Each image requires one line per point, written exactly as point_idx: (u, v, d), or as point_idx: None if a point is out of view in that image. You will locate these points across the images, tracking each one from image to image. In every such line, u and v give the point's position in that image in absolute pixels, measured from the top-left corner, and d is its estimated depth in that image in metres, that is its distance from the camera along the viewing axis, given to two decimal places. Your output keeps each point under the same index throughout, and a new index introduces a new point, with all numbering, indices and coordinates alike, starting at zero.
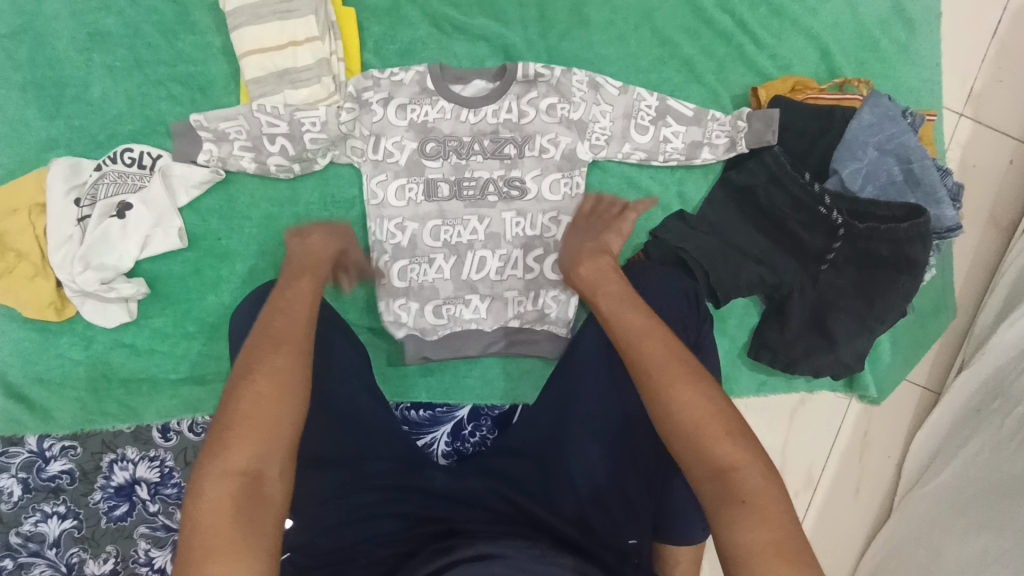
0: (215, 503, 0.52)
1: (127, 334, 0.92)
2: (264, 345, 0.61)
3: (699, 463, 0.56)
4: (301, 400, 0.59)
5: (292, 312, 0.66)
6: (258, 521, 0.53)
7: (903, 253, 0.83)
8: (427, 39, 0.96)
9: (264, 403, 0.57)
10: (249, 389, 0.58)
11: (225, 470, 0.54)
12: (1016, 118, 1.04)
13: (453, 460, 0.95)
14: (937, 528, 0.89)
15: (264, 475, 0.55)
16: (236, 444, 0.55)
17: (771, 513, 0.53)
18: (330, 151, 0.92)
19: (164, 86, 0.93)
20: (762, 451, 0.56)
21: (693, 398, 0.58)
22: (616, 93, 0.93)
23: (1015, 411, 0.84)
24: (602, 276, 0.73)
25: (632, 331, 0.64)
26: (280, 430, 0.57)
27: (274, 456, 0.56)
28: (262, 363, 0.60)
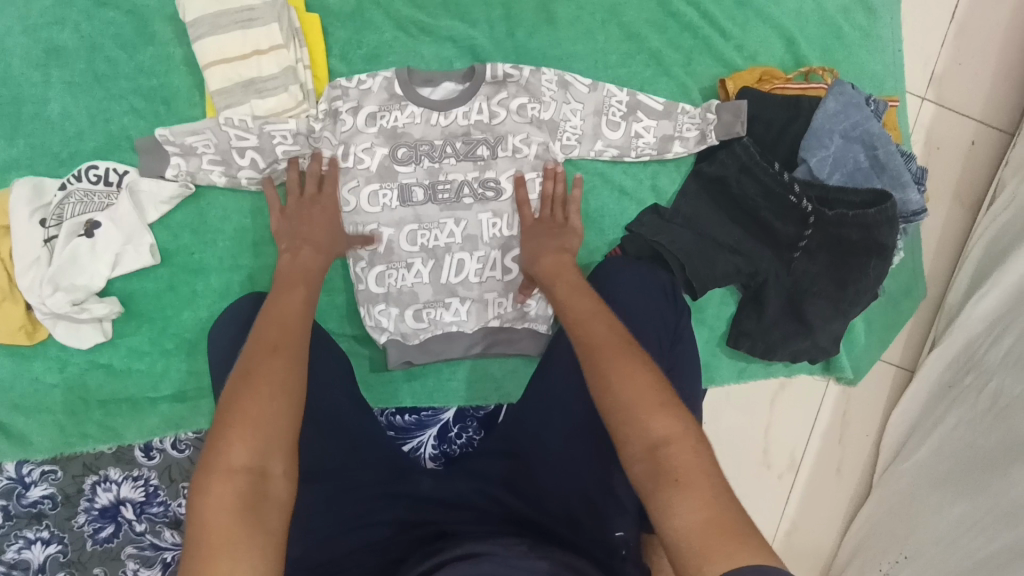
0: (218, 500, 0.52)
1: (103, 354, 0.91)
2: (260, 348, 0.62)
3: (633, 439, 0.59)
4: (297, 399, 0.60)
5: (289, 318, 0.68)
6: (263, 516, 0.52)
7: (873, 238, 0.85)
8: (394, 43, 0.95)
9: (263, 400, 0.57)
10: (245, 388, 0.58)
11: (228, 468, 0.53)
12: (976, 99, 1.06)
13: (441, 463, 0.95)
14: (917, 502, 0.92)
15: (267, 474, 0.55)
16: (236, 441, 0.55)
17: (701, 488, 0.54)
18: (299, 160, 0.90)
19: (127, 100, 0.91)
20: (693, 426, 0.59)
21: (624, 373, 0.62)
22: (586, 91, 0.94)
23: (987, 387, 0.87)
24: (559, 270, 0.81)
25: (582, 323, 0.70)
26: (278, 428, 0.57)
27: (276, 453, 0.56)
28: (257, 364, 0.60)
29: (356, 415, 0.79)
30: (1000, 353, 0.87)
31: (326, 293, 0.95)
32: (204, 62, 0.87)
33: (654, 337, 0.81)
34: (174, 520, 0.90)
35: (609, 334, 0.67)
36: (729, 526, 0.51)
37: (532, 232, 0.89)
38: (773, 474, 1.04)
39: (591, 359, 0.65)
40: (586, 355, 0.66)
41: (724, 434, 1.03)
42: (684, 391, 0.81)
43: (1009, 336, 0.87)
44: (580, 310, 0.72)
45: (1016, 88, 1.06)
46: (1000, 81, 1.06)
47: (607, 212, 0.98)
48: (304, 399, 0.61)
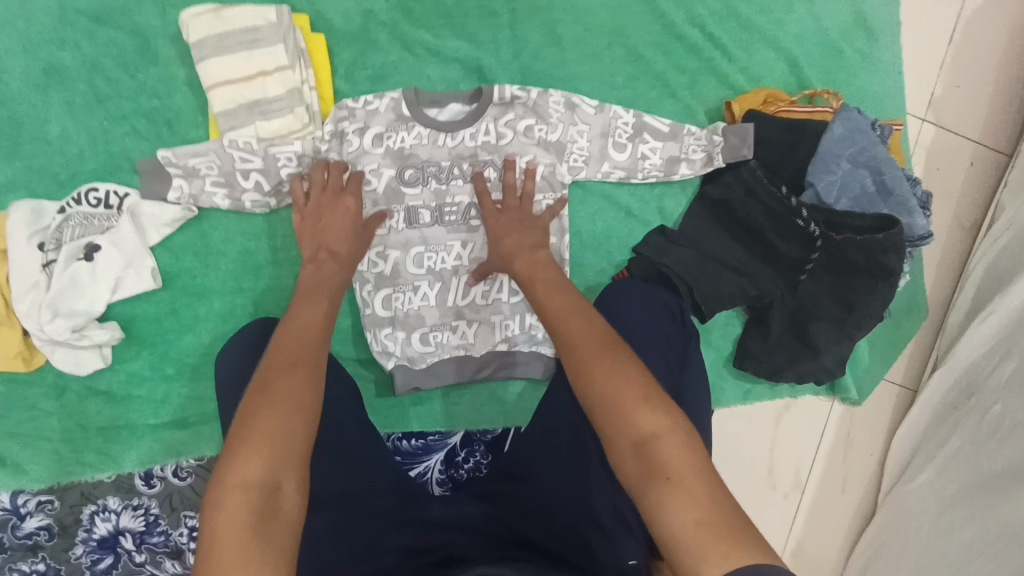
0: (229, 517, 0.50)
1: (102, 380, 0.88)
2: (279, 363, 0.61)
3: (620, 436, 0.62)
4: (311, 414, 0.58)
5: (309, 334, 0.66)
6: (273, 535, 0.50)
7: (878, 261, 0.85)
8: (399, 63, 0.94)
9: (278, 413, 0.56)
10: (259, 402, 0.57)
11: (239, 483, 0.52)
12: (975, 121, 1.08)
13: (448, 487, 0.94)
14: (922, 524, 0.93)
15: (278, 490, 0.52)
16: (248, 455, 0.53)
17: (691, 485, 0.57)
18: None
19: (128, 120, 0.89)
20: (678, 420, 0.62)
21: (609, 371, 0.65)
22: (592, 112, 0.94)
23: (991, 409, 0.88)
24: (534, 269, 0.79)
25: (563, 320, 0.71)
26: (292, 442, 0.55)
27: (291, 468, 0.54)
28: (273, 378, 0.59)
29: (361, 434, 0.79)
30: (1004, 375, 0.88)
31: None
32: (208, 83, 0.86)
33: (663, 361, 0.79)
34: (175, 550, 0.88)
35: (590, 330, 0.69)
36: (724, 525, 0.54)
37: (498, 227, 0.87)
38: (779, 494, 1.05)
39: (572, 358, 0.68)
40: (567, 356, 0.68)
41: (729, 456, 1.03)
42: (694, 414, 0.79)
43: (1011, 359, 0.88)
44: (557, 305, 0.73)
45: (1013, 110, 1.08)
46: (997, 104, 1.08)
47: (613, 234, 0.98)
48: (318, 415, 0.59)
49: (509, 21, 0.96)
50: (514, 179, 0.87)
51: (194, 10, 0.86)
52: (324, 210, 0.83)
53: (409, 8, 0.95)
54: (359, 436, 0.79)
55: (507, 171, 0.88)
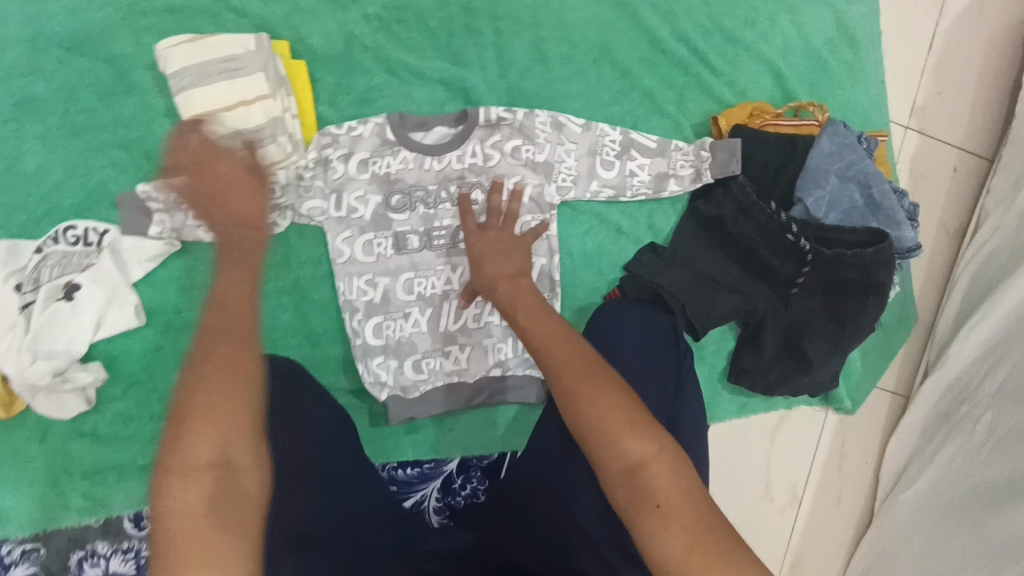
0: (184, 504, 0.49)
1: (87, 421, 0.86)
2: (207, 334, 0.55)
3: (609, 463, 0.62)
4: (257, 385, 0.55)
5: (238, 286, 0.60)
6: (235, 515, 0.50)
7: (872, 278, 0.87)
8: (384, 87, 0.93)
9: (221, 390, 0.52)
10: (192, 376, 0.53)
11: (191, 468, 0.50)
12: (957, 128, 1.09)
13: (445, 516, 0.93)
14: (919, 534, 0.94)
15: (234, 469, 0.51)
16: (195, 436, 0.51)
17: (678, 513, 0.59)
18: (289, 213, 0.88)
19: (105, 153, 0.87)
20: (666, 444, 0.63)
21: (596, 399, 0.64)
22: (579, 130, 0.93)
23: (982, 418, 0.89)
24: (517, 296, 0.77)
25: (547, 343, 0.70)
26: (240, 420, 0.52)
27: (244, 444, 0.52)
28: (202, 349, 0.54)
29: (354, 467, 0.76)
30: (995, 384, 0.89)
31: (322, 345, 0.92)
32: (188, 114, 0.83)
33: (658, 385, 0.80)
34: None
35: (574, 355, 0.68)
36: (708, 549, 0.57)
37: (486, 250, 0.84)
38: (777, 507, 1.05)
39: (558, 387, 0.67)
40: (553, 383, 0.67)
41: (726, 470, 1.03)
42: (692, 437, 0.79)
43: (1002, 369, 0.89)
44: (541, 333, 0.71)
45: (994, 116, 1.09)
46: (978, 110, 1.09)
47: (603, 252, 0.98)
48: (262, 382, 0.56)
49: (494, 41, 0.95)
50: (498, 200, 0.88)
51: (173, 40, 0.84)
52: (218, 182, 0.72)
53: (392, 29, 0.93)
54: (353, 469, 0.76)
55: (492, 193, 0.88)
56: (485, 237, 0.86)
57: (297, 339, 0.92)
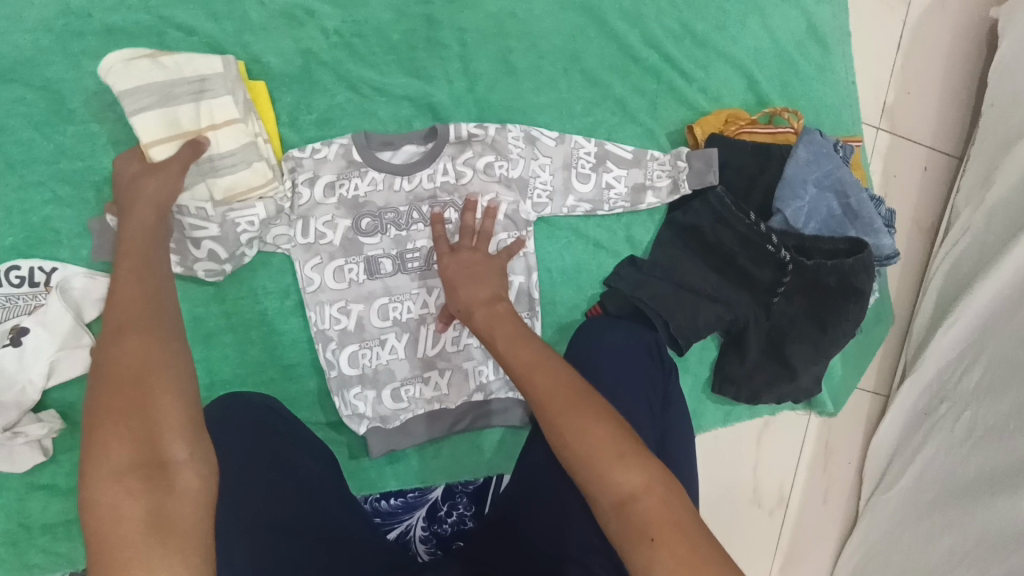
0: (113, 515, 0.46)
1: (43, 474, 0.81)
2: (106, 332, 0.54)
3: (601, 495, 0.58)
4: (172, 376, 0.52)
5: (145, 286, 0.58)
6: (171, 516, 0.47)
7: (850, 284, 0.85)
8: (347, 105, 0.89)
9: (135, 389, 0.50)
10: (102, 383, 0.51)
11: (114, 473, 0.47)
12: (927, 126, 1.09)
13: (432, 545, 0.91)
14: (907, 531, 0.95)
15: (164, 465, 0.49)
16: (115, 440, 0.48)
17: (677, 545, 0.53)
18: (256, 242, 0.83)
19: (47, 187, 0.81)
20: (656, 473, 0.58)
21: (582, 429, 0.60)
22: (553, 144, 0.91)
23: (964, 415, 0.91)
24: (495, 322, 0.74)
25: (529, 369, 0.67)
26: (160, 415, 0.50)
27: (170, 438, 0.49)
28: (109, 354, 0.52)
29: (334, 507, 0.73)
30: (973, 381, 0.91)
31: (295, 379, 0.89)
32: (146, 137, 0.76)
33: (646, 405, 0.77)
34: None
35: (557, 383, 0.64)
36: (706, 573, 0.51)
37: (462, 273, 0.81)
38: (765, 511, 1.05)
39: (542, 417, 0.63)
40: (539, 412, 0.64)
41: (712, 480, 1.03)
42: (681, 454, 0.78)
43: (980, 365, 0.90)
44: (524, 359, 0.68)
45: (961, 113, 1.10)
46: (945, 108, 1.10)
47: (583, 267, 0.95)
48: (182, 371, 0.53)
49: (459, 53, 0.92)
50: (472, 219, 0.85)
51: (128, 55, 0.77)
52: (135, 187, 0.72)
53: (352, 44, 0.89)
54: (336, 511, 0.72)
55: (465, 212, 0.85)
56: (459, 260, 0.83)
57: (268, 374, 0.88)
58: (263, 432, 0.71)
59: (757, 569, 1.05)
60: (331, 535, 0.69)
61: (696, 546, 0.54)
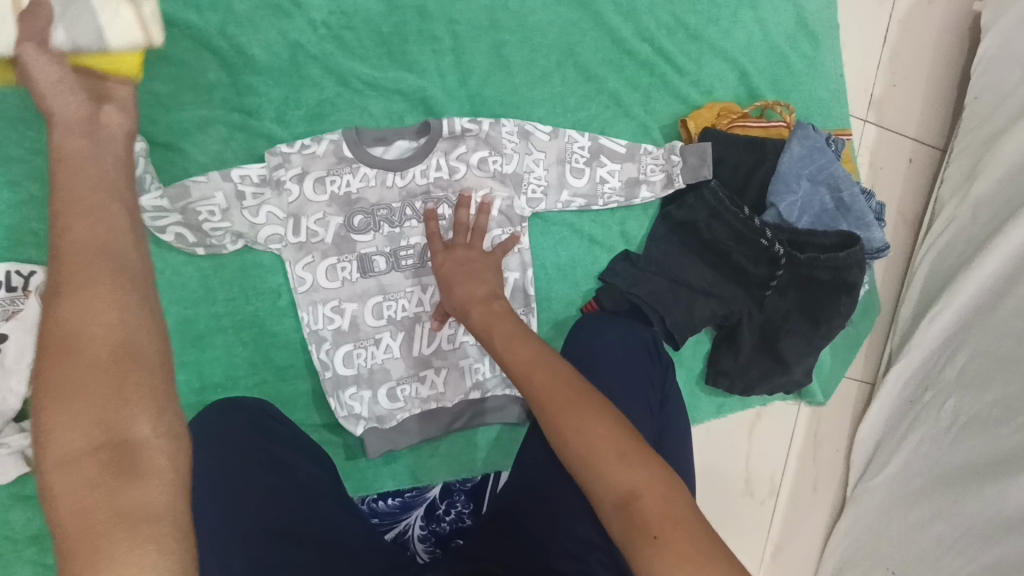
0: (72, 500, 0.42)
1: (28, 483, 0.79)
2: (51, 279, 0.48)
3: (603, 494, 0.57)
4: (132, 347, 0.47)
5: (82, 210, 0.51)
6: (132, 497, 0.43)
7: (843, 278, 0.86)
8: (337, 100, 0.87)
9: (79, 350, 0.45)
10: (51, 350, 0.45)
11: (70, 454, 0.43)
12: (912, 118, 1.11)
13: (431, 544, 0.90)
14: (893, 518, 0.98)
15: (123, 443, 0.44)
16: (70, 418, 0.44)
17: (679, 542, 0.53)
18: (240, 240, 0.82)
19: (24, 186, 0.79)
20: (659, 470, 0.58)
21: (583, 428, 0.60)
22: (547, 138, 0.89)
23: (947, 404, 0.93)
24: (493, 321, 0.73)
25: (528, 367, 0.66)
26: (113, 385, 0.45)
27: (133, 411, 0.45)
28: (59, 319, 0.46)
29: (332, 509, 0.71)
30: (956, 370, 0.93)
31: (289, 381, 0.87)
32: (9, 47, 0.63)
33: (646, 402, 0.77)
34: None
35: (556, 383, 0.63)
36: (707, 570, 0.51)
37: (456, 269, 0.80)
38: (756, 501, 1.07)
39: (542, 416, 0.63)
40: (538, 412, 0.63)
41: (705, 471, 1.04)
42: (679, 450, 0.78)
43: (964, 354, 0.93)
44: (522, 358, 0.67)
45: (945, 106, 1.12)
46: (930, 100, 1.11)
47: (577, 263, 0.95)
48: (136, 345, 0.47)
49: (451, 46, 0.90)
50: (466, 216, 0.84)
51: None
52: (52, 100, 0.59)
53: (341, 37, 0.87)
54: (336, 515, 0.71)
55: (459, 208, 0.84)
56: (455, 257, 0.81)
57: (260, 375, 0.86)
58: (259, 437, 0.70)
59: (749, 556, 1.07)
60: (328, 541, 0.67)
61: (699, 542, 0.53)
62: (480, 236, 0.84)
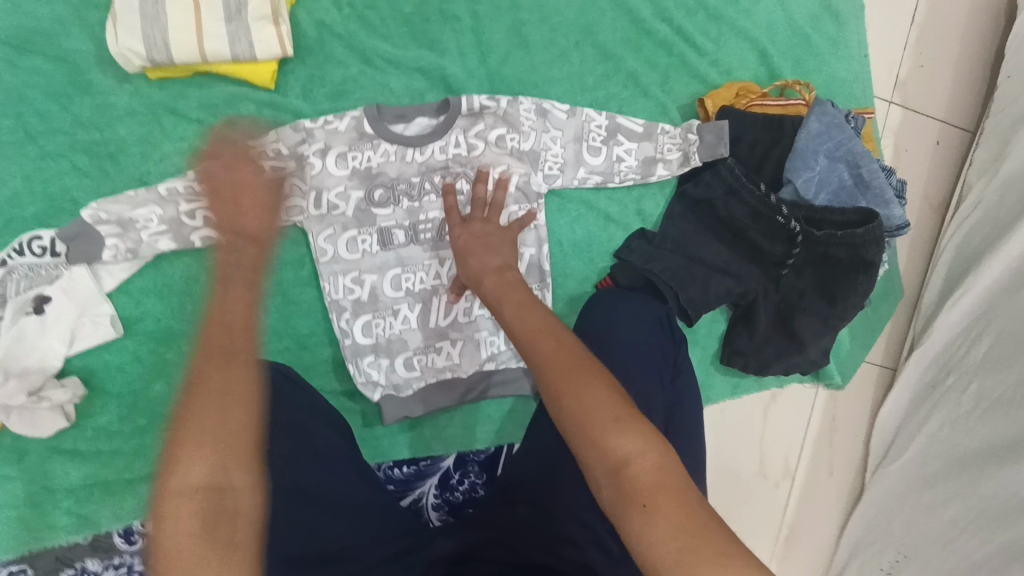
0: (177, 524, 0.49)
1: (67, 438, 0.85)
2: (215, 338, 0.59)
3: (595, 461, 0.57)
4: (257, 407, 0.56)
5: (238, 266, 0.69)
6: (226, 529, 0.49)
7: (860, 256, 0.86)
8: (359, 78, 0.89)
9: (228, 387, 0.55)
10: (210, 400, 0.54)
11: (188, 486, 0.50)
12: (941, 101, 1.09)
13: (445, 512, 0.92)
14: (911, 502, 0.97)
15: (228, 486, 0.51)
16: (193, 455, 0.51)
17: (669, 510, 0.53)
18: None
19: (66, 158, 0.84)
20: (655, 439, 0.57)
21: (580, 393, 0.59)
22: (564, 116, 0.91)
23: (969, 387, 0.91)
24: (504, 289, 0.74)
25: (530, 334, 0.66)
26: (236, 433, 0.53)
27: (238, 460, 0.52)
28: (234, 352, 0.59)
29: (339, 468, 0.71)
30: (979, 354, 0.91)
31: (310, 349, 0.90)
32: None
33: (658, 375, 0.78)
34: None
35: (558, 349, 0.64)
36: (695, 541, 0.51)
37: (471, 240, 0.82)
38: (770, 483, 1.06)
39: (542, 382, 0.62)
40: (538, 379, 0.63)
41: (719, 453, 1.04)
42: (689, 425, 0.79)
43: (987, 337, 0.91)
44: (528, 325, 0.68)
45: (976, 87, 1.10)
46: (959, 82, 1.09)
47: (593, 241, 0.96)
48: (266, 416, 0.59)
49: (472, 25, 0.92)
50: (484, 190, 0.86)
51: None
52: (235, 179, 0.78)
53: (365, 17, 0.90)
54: (343, 474, 0.72)
55: (477, 183, 0.86)
56: (470, 230, 0.84)
57: (283, 343, 0.90)
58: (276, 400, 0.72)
59: (760, 538, 1.06)
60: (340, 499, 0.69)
61: (692, 510, 0.53)
62: (497, 210, 0.86)
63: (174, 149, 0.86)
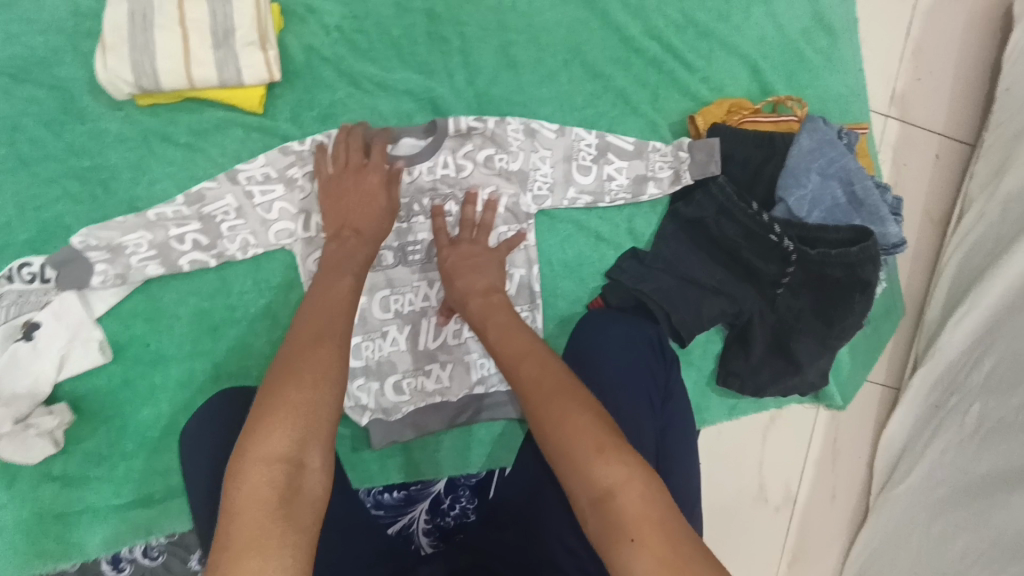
0: (253, 490, 0.49)
1: (56, 464, 0.85)
2: (310, 326, 0.62)
3: (580, 488, 0.56)
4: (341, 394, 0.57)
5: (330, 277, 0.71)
6: (297, 508, 0.50)
7: (856, 275, 0.85)
8: (347, 100, 0.90)
9: (325, 363, 0.58)
10: (306, 375, 0.56)
11: (268, 456, 0.51)
12: (940, 114, 1.07)
13: (435, 538, 0.91)
14: (917, 527, 0.94)
15: (304, 465, 0.52)
16: (279, 426, 0.52)
17: (653, 542, 0.51)
18: (251, 248, 0.86)
19: (59, 183, 0.85)
20: (641, 465, 0.55)
21: (561, 418, 0.58)
22: (553, 136, 0.90)
23: (974, 408, 0.89)
24: (488, 312, 0.74)
25: (517, 355, 0.66)
26: (323, 414, 0.55)
27: (317, 441, 0.54)
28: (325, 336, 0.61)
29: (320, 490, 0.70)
30: (982, 375, 0.89)
31: None
32: None
33: (648, 401, 0.77)
34: None
35: (543, 372, 0.63)
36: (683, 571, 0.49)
37: (459, 261, 0.82)
38: (771, 507, 1.03)
39: (527, 406, 0.61)
40: (523, 403, 0.62)
41: (718, 475, 1.02)
42: (680, 450, 0.77)
43: (990, 357, 0.88)
44: (513, 348, 0.67)
45: (975, 100, 1.08)
46: (958, 95, 1.07)
47: (584, 260, 0.95)
48: None
49: (460, 47, 0.92)
50: (472, 212, 0.85)
51: None
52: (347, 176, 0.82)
53: (353, 40, 0.90)
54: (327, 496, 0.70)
55: (465, 205, 0.85)
56: (458, 251, 0.83)
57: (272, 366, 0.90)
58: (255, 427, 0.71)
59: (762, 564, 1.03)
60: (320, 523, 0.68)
61: (680, 538, 0.52)
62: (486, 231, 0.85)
63: (165, 174, 0.86)
